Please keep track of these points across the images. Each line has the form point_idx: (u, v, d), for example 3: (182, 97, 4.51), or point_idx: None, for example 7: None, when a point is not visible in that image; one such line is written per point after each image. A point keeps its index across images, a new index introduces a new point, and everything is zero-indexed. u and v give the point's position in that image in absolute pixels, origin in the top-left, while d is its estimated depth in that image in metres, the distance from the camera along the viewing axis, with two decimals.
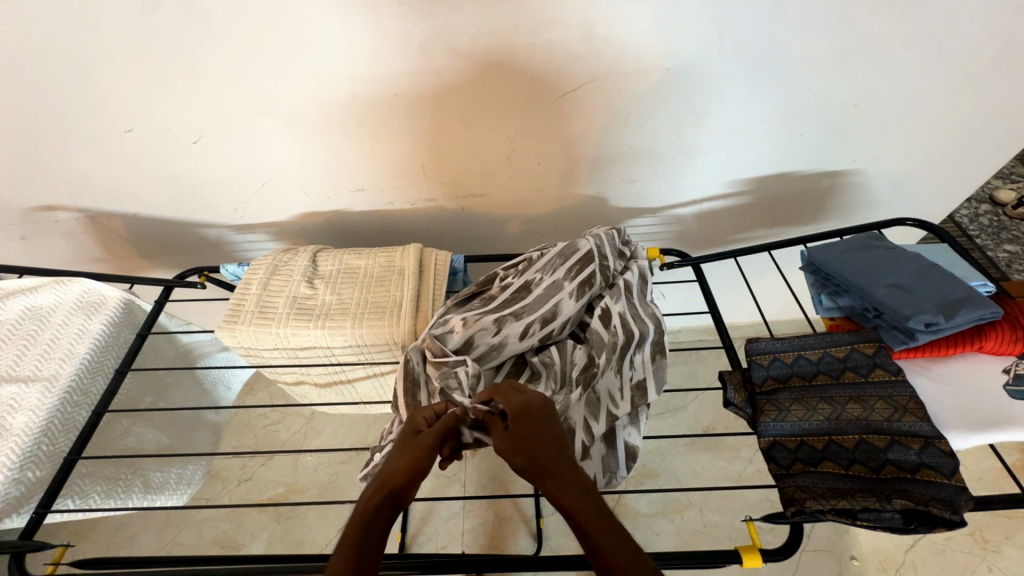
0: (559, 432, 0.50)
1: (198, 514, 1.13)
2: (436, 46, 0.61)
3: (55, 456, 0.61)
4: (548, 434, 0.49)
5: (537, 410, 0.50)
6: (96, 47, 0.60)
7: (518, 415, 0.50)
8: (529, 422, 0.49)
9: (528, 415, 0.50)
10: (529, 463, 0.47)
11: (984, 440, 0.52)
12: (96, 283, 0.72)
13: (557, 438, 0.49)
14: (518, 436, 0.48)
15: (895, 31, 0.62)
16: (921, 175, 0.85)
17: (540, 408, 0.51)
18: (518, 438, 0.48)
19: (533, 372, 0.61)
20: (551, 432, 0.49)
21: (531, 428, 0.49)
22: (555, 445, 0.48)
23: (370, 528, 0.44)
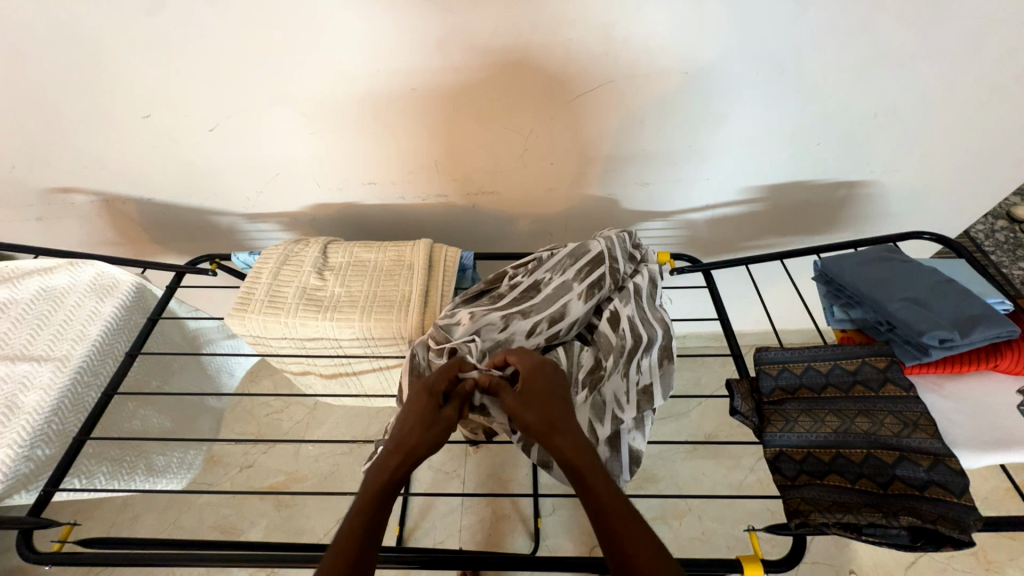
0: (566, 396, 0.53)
1: (199, 498, 1.14)
2: (454, 42, 0.61)
3: (63, 435, 0.62)
4: (554, 394, 0.53)
5: (548, 369, 0.54)
6: (117, 32, 0.61)
7: (531, 374, 0.54)
8: (537, 383, 0.53)
9: (538, 375, 0.54)
10: (540, 420, 0.50)
11: (996, 459, 0.51)
12: (109, 266, 0.73)
13: (564, 399, 0.53)
14: (528, 394, 0.52)
15: (919, 42, 0.61)
16: (940, 189, 0.84)
17: (550, 370, 0.55)
18: (527, 395, 0.52)
19: None
20: (559, 394, 0.53)
21: (542, 388, 0.53)
22: (561, 405, 0.52)
23: (376, 508, 0.45)
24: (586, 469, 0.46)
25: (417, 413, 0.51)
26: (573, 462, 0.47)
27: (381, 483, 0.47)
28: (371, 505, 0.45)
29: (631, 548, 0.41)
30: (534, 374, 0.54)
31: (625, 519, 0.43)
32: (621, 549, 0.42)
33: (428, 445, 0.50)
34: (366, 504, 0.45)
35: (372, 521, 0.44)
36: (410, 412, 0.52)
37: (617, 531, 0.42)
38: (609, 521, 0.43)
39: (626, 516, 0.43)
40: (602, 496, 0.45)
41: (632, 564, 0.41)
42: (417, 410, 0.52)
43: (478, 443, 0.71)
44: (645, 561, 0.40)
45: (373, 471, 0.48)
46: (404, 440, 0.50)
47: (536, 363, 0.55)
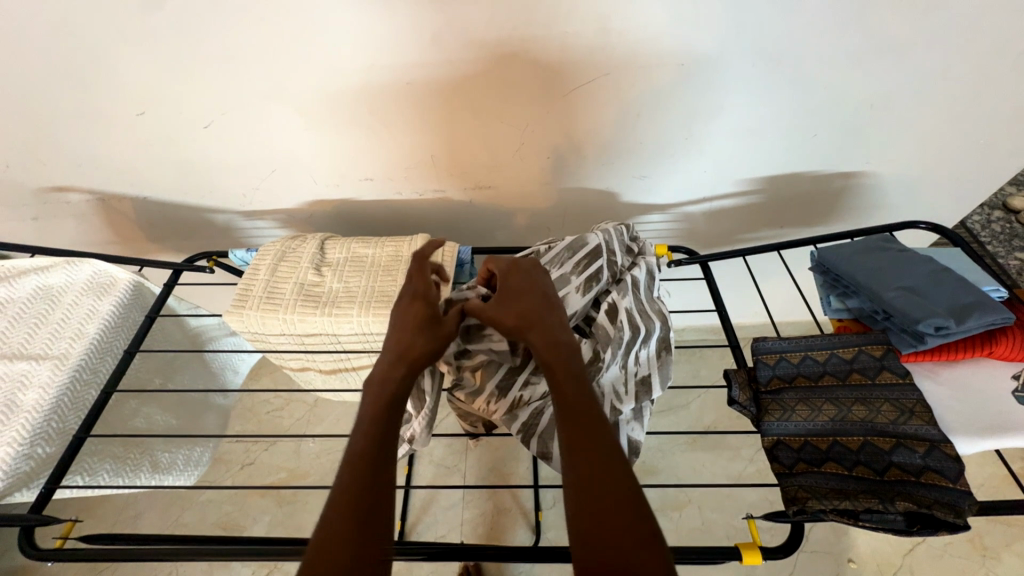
0: (542, 287, 0.59)
1: (200, 496, 1.14)
2: (448, 36, 0.61)
3: (63, 434, 0.62)
4: (536, 301, 0.57)
5: (523, 267, 0.60)
6: (108, 28, 0.60)
7: (509, 273, 0.59)
8: (516, 287, 0.58)
9: (515, 275, 0.59)
10: (521, 322, 0.54)
11: (991, 445, 0.51)
12: (106, 265, 0.73)
13: (542, 291, 0.58)
14: (510, 293, 0.57)
15: (916, 30, 0.60)
16: (936, 179, 0.84)
17: (527, 268, 0.60)
18: (509, 298, 0.57)
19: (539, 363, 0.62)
20: (536, 286, 0.59)
21: (521, 283, 0.58)
22: (540, 298, 0.58)
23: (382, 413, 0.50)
24: (562, 377, 0.50)
25: (415, 319, 0.56)
26: (553, 372, 0.51)
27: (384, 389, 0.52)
28: (377, 412, 0.50)
29: (593, 445, 0.45)
30: (514, 277, 0.59)
31: (592, 422, 0.47)
32: (583, 446, 0.45)
33: (428, 350, 0.55)
34: (373, 412, 0.50)
35: (379, 425, 0.49)
36: (406, 323, 0.56)
37: (582, 431, 0.46)
38: (577, 422, 0.47)
39: (591, 418, 0.47)
40: (574, 401, 0.48)
41: (592, 459, 0.44)
42: (413, 318, 0.56)
43: (477, 436, 0.73)
44: (606, 457, 0.45)
45: (377, 380, 0.53)
46: (402, 351, 0.54)
47: (515, 266, 0.60)
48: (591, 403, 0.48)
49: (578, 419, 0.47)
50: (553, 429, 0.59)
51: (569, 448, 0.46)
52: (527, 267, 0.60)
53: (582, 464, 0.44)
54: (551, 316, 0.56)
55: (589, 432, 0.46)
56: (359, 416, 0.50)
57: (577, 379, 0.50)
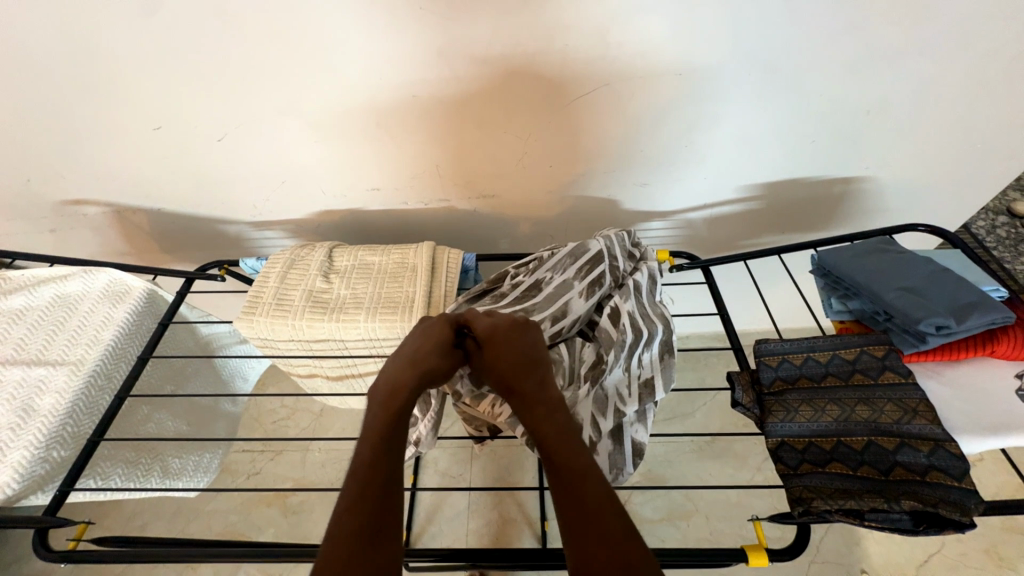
0: (523, 347, 0.56)
1: (207, 505, 1.15)
2: (453, 51, 0.63)
3: (78, 438, 0.63)
4: (522, 362, 0.55)
5: (506, 329, 0.56)
6: (129, 47, 0.63)
7: (488, 338, 0.56)
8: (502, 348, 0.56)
9: (496, 339, 0.56)
10: (505, 382, 0.55)
11: (994, 444, 0.51)
12: (122, 274, 0.75)
13: (524, 354, 0.56)
14: (493, 358, 0.55)
15: (906, 39, 0.62)
16: (936, 184, 0.85)
17: (506, 327, 0.56)
18: (490, 359, 0.56)
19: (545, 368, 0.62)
20: (517, 346, 0.56)
21: (500, 346, 0.55)
22: (522, 363, 0.55)
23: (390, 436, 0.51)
24: (548, 438, 0.51)
25: (434, 340, 0.56)
26: (539, 435, 0.52)
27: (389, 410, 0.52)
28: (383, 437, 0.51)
29: (585, 504, 0.47)
30: (498, 336, 0.56)
31: (582, 479, 0.48)
32: (574, 508, 0.47)
33: (444, 372, 0.56)
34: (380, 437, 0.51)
35: (388, 447, 0.50)
36: (422, 339, 0.57)
37: (573, 491, 0.48)
38: (566, 484, 0.48)
39: (580, 474, 0.48)
40: (561, 461, 0.50)
41: (584, 519, 0.46)
42: (435, 337, 0.57)
43: (483, 442, 0.72)
44: (597, 512, 0.46)
45: (384, 398, 0.53)
46: (413, 369, 0.54)
47: (500, 324, 0.57)
48: (580, 460, 0.50)
49: (567, 480, 0.48)
50: None
51: (562, 509, 0.48)
52: (516, 322, 0.57)
53: (574, 525, 0.46)
54: (536, 375, 0.55)
55: (582, 491, 0.48)
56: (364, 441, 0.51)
57: (565, 437, 0.51)
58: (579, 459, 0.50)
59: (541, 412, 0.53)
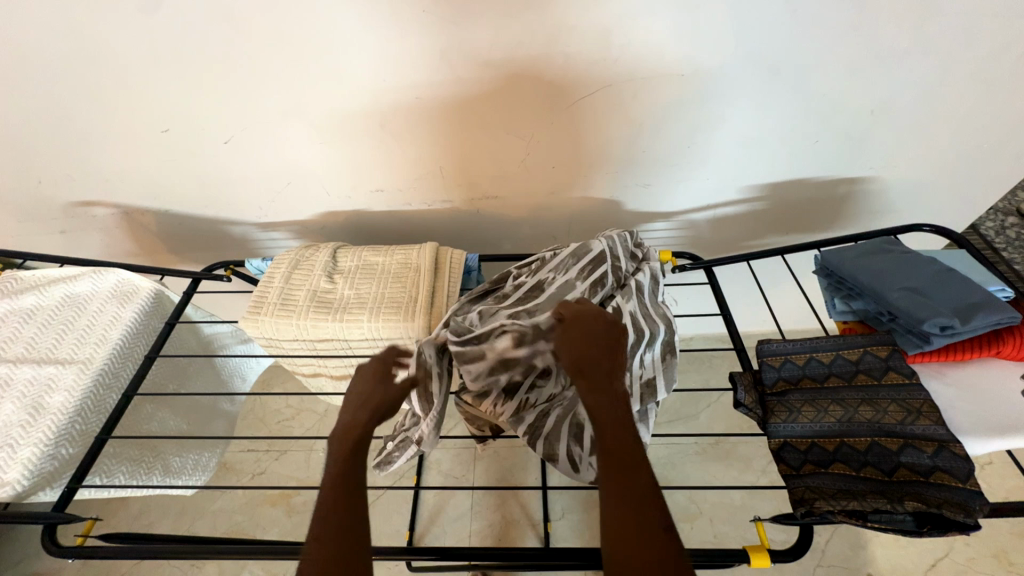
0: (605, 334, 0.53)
1: (212, 504, 1.16)
2: (457, 55, 0.64)
3: (86, 436, 0.64)
4: (593, 346, 0.52)
5: (587, 315, 0.54)
6: (139, 52, 0.64)
7: (575, 318, 0.54)
8: (580, 332, 0.53)
9: (579, 323, 0.53)
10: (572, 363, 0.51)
11: (999, 445, 0.51)
12: (130, 274, 0.76)
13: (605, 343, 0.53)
14: (574, 339, 0.52)
15: (911, 39, 0.62)
16: (942, 184, 0.84)
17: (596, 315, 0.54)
18: (571, 338, 0.53)
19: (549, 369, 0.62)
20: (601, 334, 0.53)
21: (581, 330, 0.53)
22: (602, 349, 0.52)
23: (349, 475, 0.48)
24: (602, 418, 0.47)
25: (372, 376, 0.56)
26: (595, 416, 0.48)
27: (345, 450, 0.50)
28: (341, 477, 0.48)
29: (631, 490, 0.43)
30: (578, 321, 0.54)
31: (632, 463, 0.44)
32: (619, 494, 0.42)
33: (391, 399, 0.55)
34: (338, 478, 0.48)
35: (351, 485, 0.47)
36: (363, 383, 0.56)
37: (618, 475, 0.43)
38: (615, 467, 0.44)
39: (630, 458, 0.44)
40: (612, 443, 0.45)
41: (629, 506, 0.42)
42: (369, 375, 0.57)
43: (485, 440, 0.73)
44: (642, 499, 0.42)
45: (337, 442, 0.51)
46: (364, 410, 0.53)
47: (580, 312, 0.54)
48: (630, 445, 0.46)
49: (616, 463, 0.44)
50: (560, 431, 0.61)
51: (605, 493, 0.43)
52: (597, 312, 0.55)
53: (615, 514, 0.42)
54: (604, 358, 0.52)
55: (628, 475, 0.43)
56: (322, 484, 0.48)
57: (618, 419, 0.47)
58: (629, 445, 0.46)
59: (603, 394, 0.49)
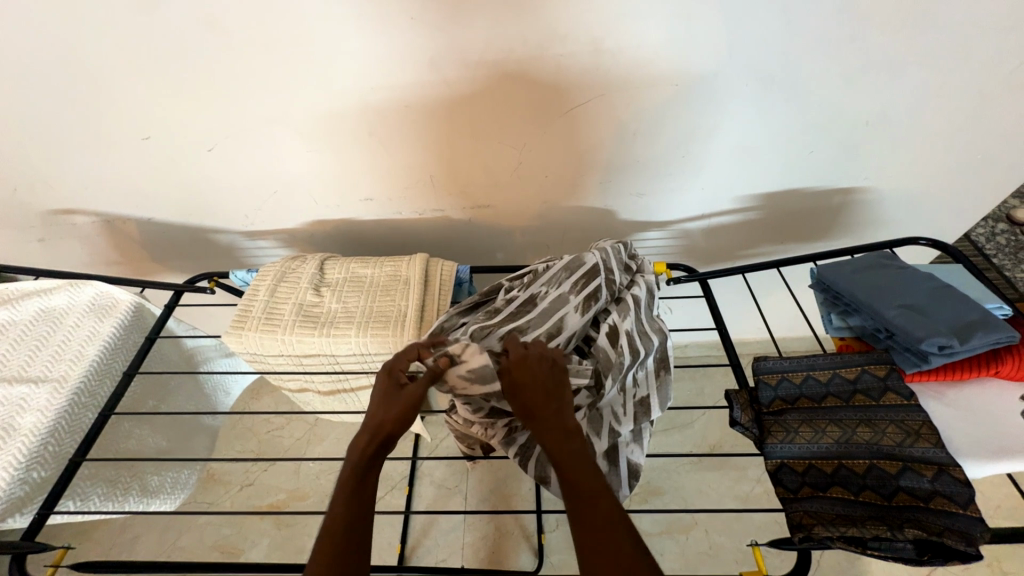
0: (551, 380, 0.53)
1: (199, 518, 1.13)
2: (447, 59, 0.62)
3: (59, 458, 0.61)
4: (544, 388, 0.52)
5: (534, 359, 0.53)
6: (113, 55, 0.62)
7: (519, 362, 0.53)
8: (530, 375, 0.52)
9: (523, 371, 0.52)
10: (523, 407, 0.52)
11: (999, 469, 0.50)
12: (108, 287, 0.73)
13: (555, 385, 0.53)
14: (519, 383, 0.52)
15: (905, 49, 0.62)
16: (938, 194, 0.84)
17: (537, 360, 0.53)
18: (517, 383, 0.52)
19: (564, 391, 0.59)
20: (543, 376, 0.53)
21: (530, 376, 0.52)
22: (549, 391, 0.52)
23: (358, 500, 0.47)
24: (563, 460, 0.47)
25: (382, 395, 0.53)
26: (550, 450, 0.48)
27: (354, 470, 0.48)
28: (350, 499, 0.46)
29: (600, 529, 0.43)
30: (527, 366, 0.53)
31: (596, 502, 0.44)
32: (587, 529, 0.43)
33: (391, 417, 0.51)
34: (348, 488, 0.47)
35: (360, 485, 0.47)
36: (376, 397, 0.53)
37: (583, 503, 0.45)
38: (582, 508, 0.44)
39: (592, 494, 0.45)
40: (574, 481, 0.46)
41: (602, 537, 0.42)
42: (384, 394, 0.53)
43: (475, 459, 0.71)
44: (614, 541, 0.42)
45: (347, 458, 0.49)
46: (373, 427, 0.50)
47: (528, 358, 0.53)
48: (595, 482, 0.46)
49: (583, 505, 0.44)
50: None
51: (579, 531, 0.44)
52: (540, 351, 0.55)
53: (591, 553, 0.42)
54: (556, 398, 0.52)
55: (595, 513, 0.44)
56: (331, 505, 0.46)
57: (574, 454, 0.48)
58: (594, 480, 0.46)
59: (555, 433, 0.49)
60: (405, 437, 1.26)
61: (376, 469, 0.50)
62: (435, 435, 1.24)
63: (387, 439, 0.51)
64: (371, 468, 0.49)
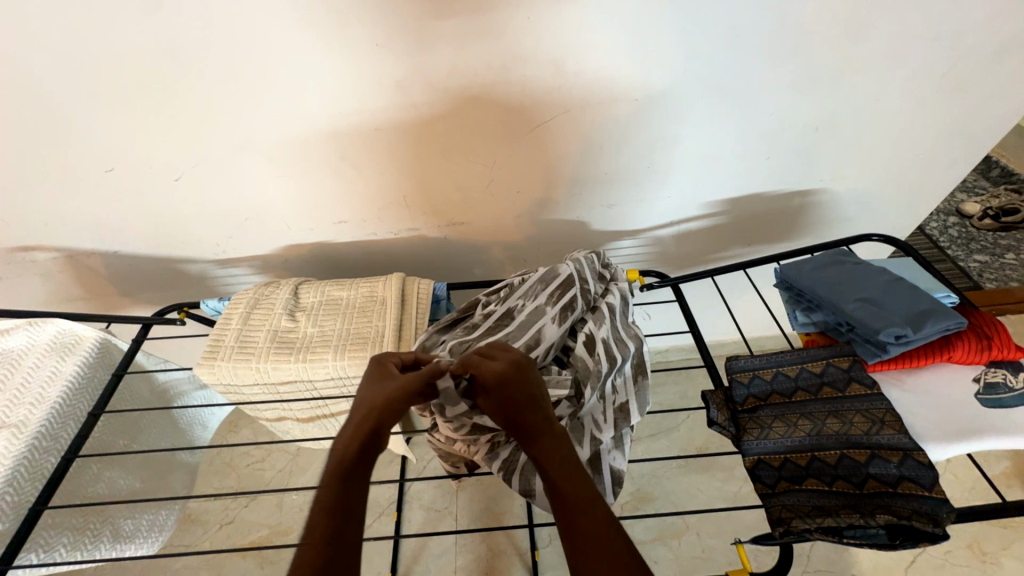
0: (537, 389, 0.53)
1: (175, 562, 1.08)
2: (415, 83, 0.64)
3: (18, 508, 0.58)
4: (529, 396, 0.52)
5: (520, 368, 0.53)
6: (75, 89, 0.61)
7: (504, 372, 0.52)
8: (513, 384, 0.52)
9: (509, 380, 0.52)
10: (506, 419, 0.52)
11: (961, 450, 0.52)
12: (71, 324, 0.71)
13: (538, 396, 0.53)
14: (504, 393, 0.51)
15: (844, 60, 0.66)
16: (888, 192, 0.89)
17: (519, 367, 0.53)
18: (504, 394, 0.51)
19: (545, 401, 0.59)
20: (531, 387, 0.53)
21: (519, 382, 0.52)
22: (535, 402, 0.52)
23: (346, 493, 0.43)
24: (556, 471, 0.47)
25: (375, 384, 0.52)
26: (545, 463, 0.48)
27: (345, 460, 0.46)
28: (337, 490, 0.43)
29: (591, 533, 0.42)
30: (510, 374, 0.52)
31: (585, 507, 0.44)
32: (582, 536, 0.42)
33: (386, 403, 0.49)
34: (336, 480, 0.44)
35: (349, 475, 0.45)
36: (368, 386, 0.52)
37: (576, 511, 0.44)
38: (571, 514, 0.44)
39: (585, 501, 0.45)
40: (569, 491, 0.46)
41: (597, 542, 0.41)
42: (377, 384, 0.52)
43: (460, 478, 0.70)
44: (604, 538, 0.42)
45: (336, 448, 0.47)
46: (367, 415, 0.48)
47: (511, 367, 0.53)
48: (583, 487, 0.46)
49: (571, 509, 0.45)
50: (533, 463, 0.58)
51: (571, 541, 0.43)
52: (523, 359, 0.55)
53: (587, 559, 0.41)
54: (541, 406, 0.52)
55: (591, 519, 0.43)
56: (317, 496, 0.43)
57: (569, 466, 0.48)
58: (582, 486, 0.46)
59: (550, 446, 0.49)
60: (391, 461, 1.23)
61: (366, 463, 0.46)
62: (422, 457, 1.22)
63: (381, 427, 0.49)
64: (357, 471, 0.46)
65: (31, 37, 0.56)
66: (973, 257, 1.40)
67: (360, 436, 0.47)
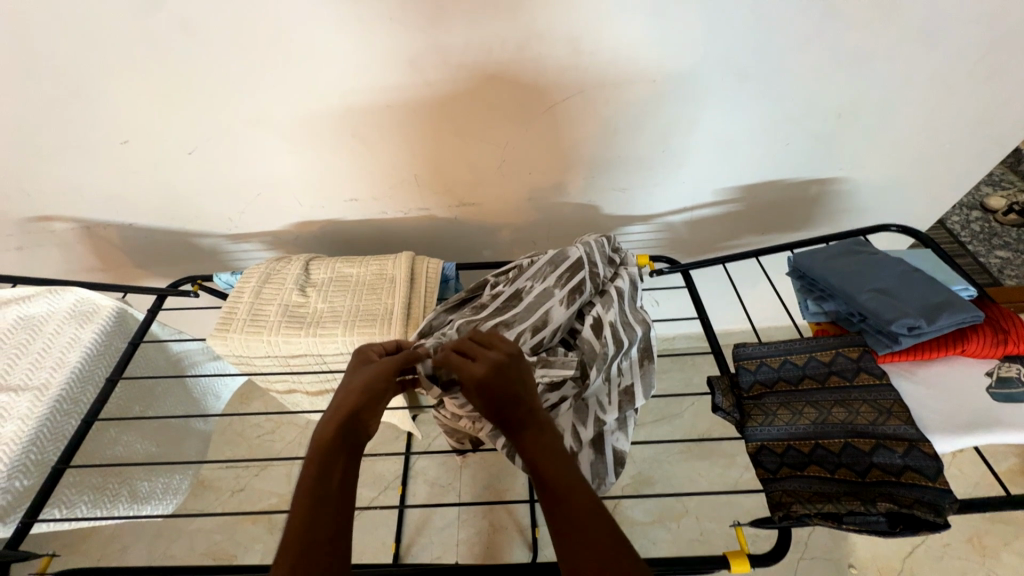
0: (525, 380, 0.53)
1: (190, 525, 1.12)
2: (429, 60, 0.63)
3: (42, 466, 0.61)
4: (517, 389, 0.52)
5: (509, 361, 0.53)
6: (89, 59, 0.61)
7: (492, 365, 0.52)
8: (498, 385, 0.51)
9: (497, 372, 0.52)
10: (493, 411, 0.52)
11: (967, 442, 0.52)
12: (89, 292, 0.72)
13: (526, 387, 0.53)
14: (490, 389, 0.51)
15: (873, 43, 0.63)
16: (910, 183, 0.86)
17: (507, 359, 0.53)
18: (491, 388, 0.51)
19: (550, 382, 0.59)
20: (519, 378, 0.52)
21: (508, 373, 0.52)
22: (521, 394, 0.52)
23: (327, 476, 0.45)
24: (540, 458, 0.49)
25: (356, 374, 0.54)
26: (529, 451, 0.50)
27: (325, 446, 0.47)
28: (320, 475, 0.45)
29: (572, 519, 0.44)
30: (494, 374, 0.51)
31: (567, 492, 0.46)
32: (563, 522, 0.44)
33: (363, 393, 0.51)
34: (317, 467, 0.46)
35: (331, 458, 0.47)
36: (349, 375, 0.54)
37: (558, 496, 0.46)
38: (556, 502, 0.45)
39: (567, 488, 0.46)
40: (552, 477, 0.47)
41: (577, 527, 0.43)
42: (357, 374, 0.53)
43: (465, 453, 0.71)
44: (583, 522, 0.43)
45: (318, 435, 0.49)
46: (345, 405, 0.50)
47: (497, 366, 0.52)
48: (565, 473, 0.47)
49: (553, 494, 0.46)
50: None
51: (554, 525, 0.44)
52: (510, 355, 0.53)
53: (566, 541, 0.43)
54: (527, 398, 0.52)
55: (571, 505, 0.45)
56: (299, 483, 0.45)
57: (553, 452, 0.49)
58: (566, 474, 0.47)
59: (535, 434, 0.50)
60: (397, 437, 1.26)
61: (349, 448, 0.48)
62: (427, 434, 1.24)
63: (360, 415, 0.50)
64: (339, 454, 0.48)
65: (46, 6, 0.56)
66: (995, 252, 1.36)
67: (338, 424, 0.49)
